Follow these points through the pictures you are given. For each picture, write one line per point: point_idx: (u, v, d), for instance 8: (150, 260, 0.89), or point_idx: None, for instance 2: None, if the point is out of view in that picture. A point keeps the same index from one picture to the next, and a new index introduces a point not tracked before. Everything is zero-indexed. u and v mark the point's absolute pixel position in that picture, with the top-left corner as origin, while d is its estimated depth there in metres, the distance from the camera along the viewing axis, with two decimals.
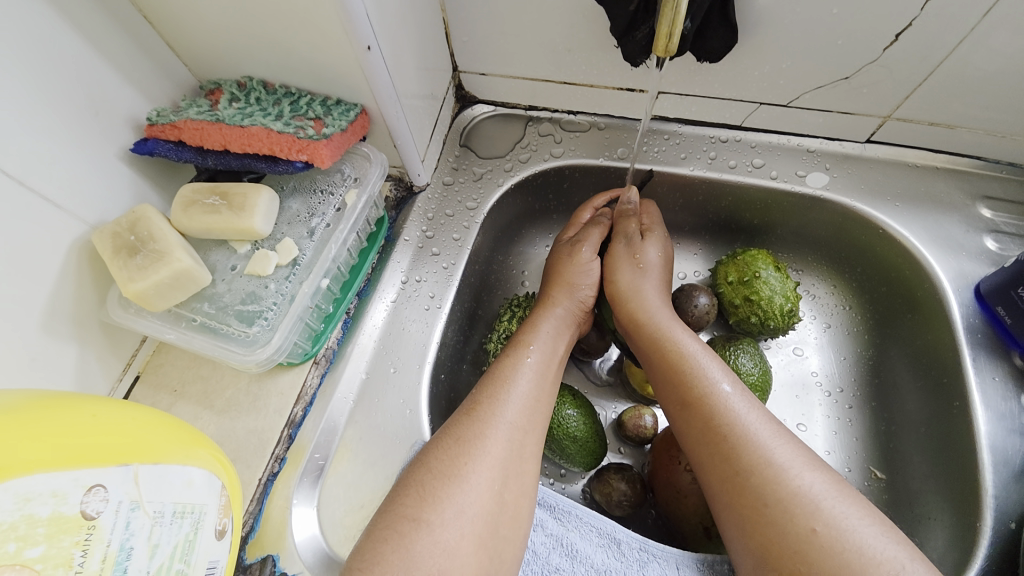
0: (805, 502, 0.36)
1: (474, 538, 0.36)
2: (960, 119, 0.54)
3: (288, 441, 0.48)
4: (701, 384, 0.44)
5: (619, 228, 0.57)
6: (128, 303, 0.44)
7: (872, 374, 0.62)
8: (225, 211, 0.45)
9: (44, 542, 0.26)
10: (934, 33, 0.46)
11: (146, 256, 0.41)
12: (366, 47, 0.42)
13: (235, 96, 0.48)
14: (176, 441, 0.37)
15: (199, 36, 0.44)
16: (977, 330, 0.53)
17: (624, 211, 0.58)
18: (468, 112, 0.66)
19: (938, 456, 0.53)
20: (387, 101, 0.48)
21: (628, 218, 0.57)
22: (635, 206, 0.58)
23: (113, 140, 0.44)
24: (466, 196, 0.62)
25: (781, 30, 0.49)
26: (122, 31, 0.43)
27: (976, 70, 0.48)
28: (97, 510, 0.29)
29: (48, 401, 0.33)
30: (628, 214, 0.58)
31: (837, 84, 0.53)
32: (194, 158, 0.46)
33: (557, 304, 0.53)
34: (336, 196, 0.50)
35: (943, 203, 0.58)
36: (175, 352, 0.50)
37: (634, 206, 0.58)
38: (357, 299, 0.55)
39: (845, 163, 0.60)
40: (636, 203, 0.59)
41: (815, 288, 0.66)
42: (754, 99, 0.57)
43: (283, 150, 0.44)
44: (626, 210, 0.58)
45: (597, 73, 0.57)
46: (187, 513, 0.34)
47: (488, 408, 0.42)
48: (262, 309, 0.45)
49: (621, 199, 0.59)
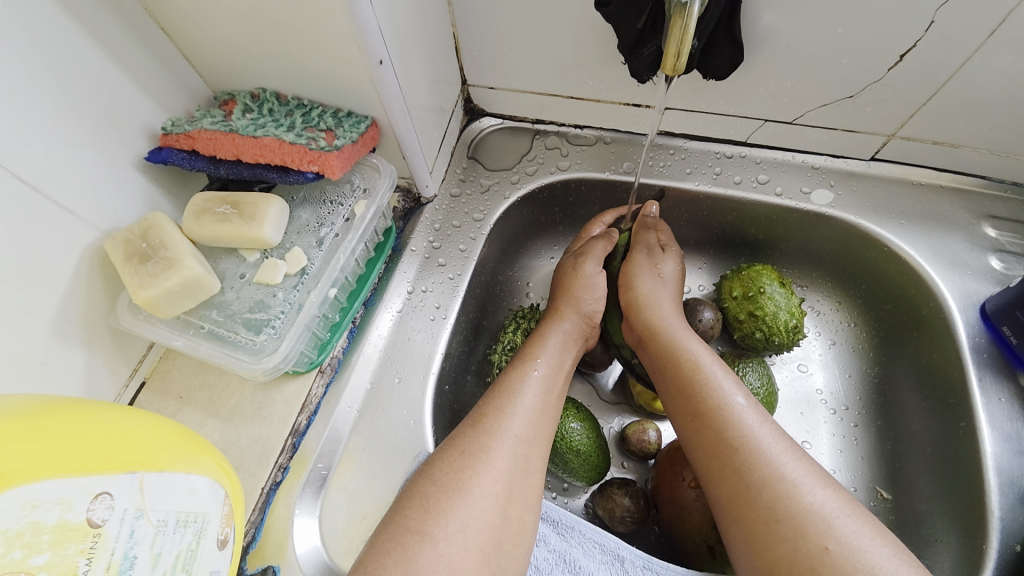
0: (817, 519, 0.36)
1: (477, 553, 0.36)
2: (963, 139, 0.54)
3: (291, 450, 0.48)
4: (714, 396, 0.44)
5: (639, 239, 0.57)
6: (138, 310, 0.44)
7: (878, 392, 0.61)
8: (235, 220, 0.45)
9: (50, 550, 0.26)
10: (938, 54, 0.47)
11: (157, 263, 0.42)
12: (377, 61, 0.43)
13: (249, 107, 0.49)
14: (180, 449, 0.37)
15: (215, 47, 0.45)
16: (983, 350, 0.53)
17: (644, 223, 0.59)
18: (476, 124, 0.67)
19: (944, 476, 0.53)
20: (396, 114, 0.48)
21: (648, 230, 0.58)
22: (653, 222, 0.59)
23: (128, 148, 0.45)
24: (473, 207, 0.62)
25: (785, 49, 0.49)
26: (140, 43, 0.44)
27: (980, 91, 0.49)
28: (102, 518, 0.29)
29: (54, 407, 0.33)
30: (649, 226, 0.59)
31: (842, 103, 0.54)
32: (207, 167, 0.46)
33: (563, 318, 0.54)
34: (345, 206, 0.50)
35: (948, 222, 0.58)
36: (182, 358, 0.50)
37: (654, 220, 0.59)
38: (363, 308, 0.56)
39: (850, 181, 0.60)
40: (657, 218, 0.60)
41: (820, 304, 0.66)
42: (759, 116, 0.58)
43: (294, 161, 0.45)
44: (646, 222, 0.59)
45: (604, 89, 0.58)
46: (190, 522, 0.34)
47: (494, 421, 0.42)
48: (269, 318, 0.45)
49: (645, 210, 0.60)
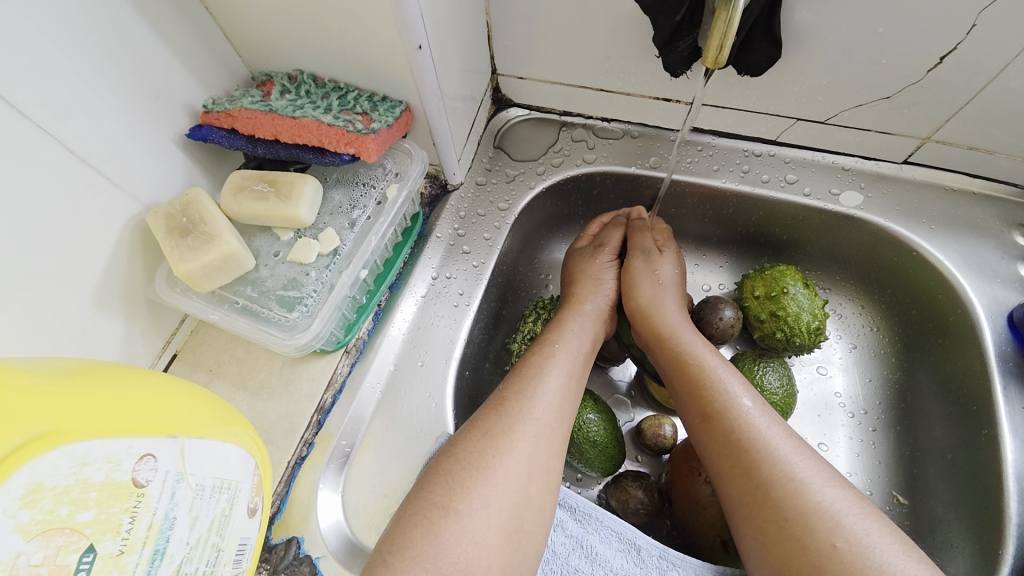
0: (827, 517, 0.36)
1: (499, 532, 0.37)
2: (1000, 145, 0.53)
3: (316, 427, 0.49)
4: (725, 394, 0.44)
5: (635, 243, 0.57)
6: (174, 282, 0.46)
7: (898, 399, 0.61)
8: (273, 199, 0.46)
9: (95, 508, 0.28)
10: (979, 57, 0.46)
11: (197, 238, 0.43)
12: (416, 46, 0.43)
13: (287, 88, 0.50)
14: (215, 418, 0.37)
15: (257, 28, 0.46)
16: (1008, 358, 0.52)
17: (638, 224, 0.59)
18: (503, 114, 0.67)
19: (961, 485, 0.52)
20: (430, 100, 0.49)
21: (642, 232, 0.58)
22: (647, 222, 0.59)
23: (170, 125, 0.46)
24: (498, 197, 0.63)
25: (822, 48, 0.49)
26: (185, 21, 0.44)
27: (1019, 97, 0.48)
28: (146, 479, 0.30)
29: (104, 370, 0.35)
30: (641, 227, 0.59)
31: (879, 104, 0.53)
32: (245, 146, 0.47)
33: (583, 304, 0.54)
34: (377, 190, 0.51)
35: (981, 229, 0.57)
36: (213, 333, 0.51)
37: (646, 222, 0.60)
38: (388, 292, 0.56)
39: (881, 183, 0.60)
40: (647, 221, 0.60)
41: (842, 307, 0.66)
42: (791, 115, 0.57)
43: (332, 142, 0.46)
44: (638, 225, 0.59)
45: (635, 82, 0.58)
46: (224, 489, 0.36)
47: (516, 404, 0.43)
48: (303, 296, 0.46)
49: (631, 214, 0.61)
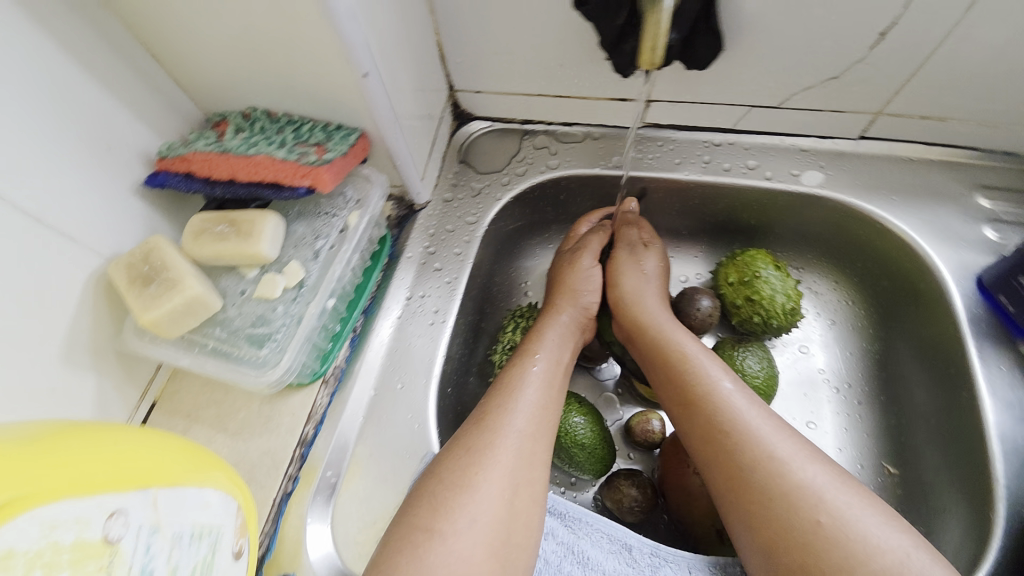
0: (808, 494, 0.37)
1: (486, 547, 0.37)
2: (951, 112, 0.54)
3: (300, 460, 0.49)
4: (703, 381, 0.45)
5: (622, 236, 0.59)
6: (143, 331, 0.46)
7: (880, 368, 0.62)
8: (233, 239, 0.46)
9: (69, 569, 0.27)
10: (919, 29, 0.47)
11: (160, 285, 0.43)
12: (362, 74, 0.43)
13: (241, 126, 0.50)
14: (190, 465, 0.37)
15: (206, 70, 0.46)
16: (981, 319, 0.53)
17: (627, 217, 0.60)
18: (465, 129, 0.67)
19: (949, 447, 0.53)
20: (385, 124, 0.49)
21: (630, 226, 0.59)
22: (636, 216, 0.60)
23: (126, 175, 0.46)
24: (465, 211, 0.63)
25: (765, 35, 0.50)
26: (134, 72, 0.45)
27: (963, 64, 0.49)
28: (118, 535, 0.30)
29: (70, 431, 0.35)
30: (631, 222, 0.60)
31: (827, 83, 0.54)
32: (203, 188, 0.47)
33: (560, 313, 0.54)
34: (339, 218, 0.51)
35: (942, 195, 0.58)
36: (189, 377, 0.51)
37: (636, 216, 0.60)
38: (362, 317, 0.56)
39: (841, 160, 0.61)
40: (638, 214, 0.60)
41: (817, 285, 0.66)
42: (744, 103, 0.58)
43: (287, 176, 0.46)
44: (627, 218, 0.60)
45: (589, 86, 0.59)
46: (204, 535, 0.35)
47: (496, 417, 0.43)
48: (271, 331, 0.46)
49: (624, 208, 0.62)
